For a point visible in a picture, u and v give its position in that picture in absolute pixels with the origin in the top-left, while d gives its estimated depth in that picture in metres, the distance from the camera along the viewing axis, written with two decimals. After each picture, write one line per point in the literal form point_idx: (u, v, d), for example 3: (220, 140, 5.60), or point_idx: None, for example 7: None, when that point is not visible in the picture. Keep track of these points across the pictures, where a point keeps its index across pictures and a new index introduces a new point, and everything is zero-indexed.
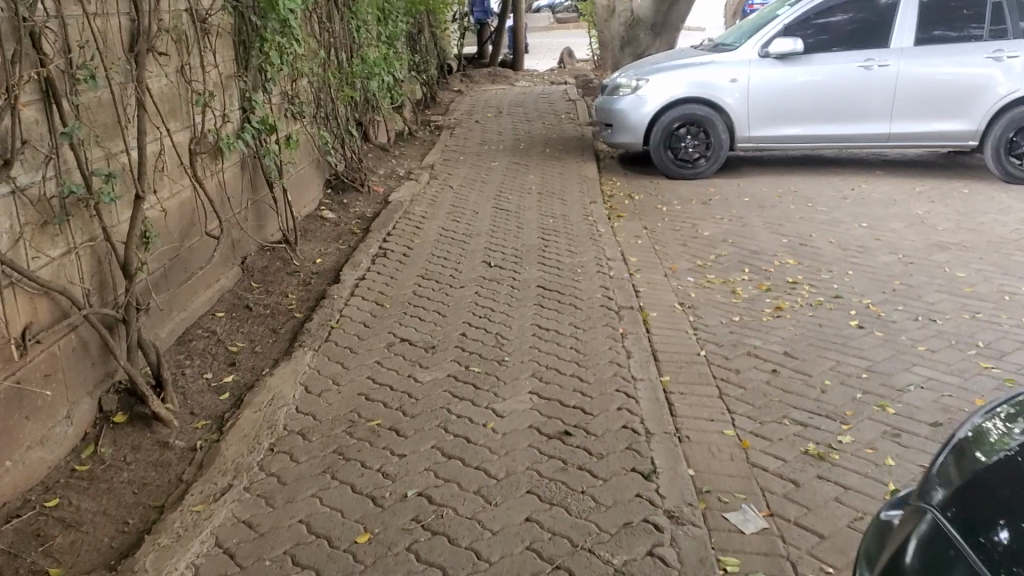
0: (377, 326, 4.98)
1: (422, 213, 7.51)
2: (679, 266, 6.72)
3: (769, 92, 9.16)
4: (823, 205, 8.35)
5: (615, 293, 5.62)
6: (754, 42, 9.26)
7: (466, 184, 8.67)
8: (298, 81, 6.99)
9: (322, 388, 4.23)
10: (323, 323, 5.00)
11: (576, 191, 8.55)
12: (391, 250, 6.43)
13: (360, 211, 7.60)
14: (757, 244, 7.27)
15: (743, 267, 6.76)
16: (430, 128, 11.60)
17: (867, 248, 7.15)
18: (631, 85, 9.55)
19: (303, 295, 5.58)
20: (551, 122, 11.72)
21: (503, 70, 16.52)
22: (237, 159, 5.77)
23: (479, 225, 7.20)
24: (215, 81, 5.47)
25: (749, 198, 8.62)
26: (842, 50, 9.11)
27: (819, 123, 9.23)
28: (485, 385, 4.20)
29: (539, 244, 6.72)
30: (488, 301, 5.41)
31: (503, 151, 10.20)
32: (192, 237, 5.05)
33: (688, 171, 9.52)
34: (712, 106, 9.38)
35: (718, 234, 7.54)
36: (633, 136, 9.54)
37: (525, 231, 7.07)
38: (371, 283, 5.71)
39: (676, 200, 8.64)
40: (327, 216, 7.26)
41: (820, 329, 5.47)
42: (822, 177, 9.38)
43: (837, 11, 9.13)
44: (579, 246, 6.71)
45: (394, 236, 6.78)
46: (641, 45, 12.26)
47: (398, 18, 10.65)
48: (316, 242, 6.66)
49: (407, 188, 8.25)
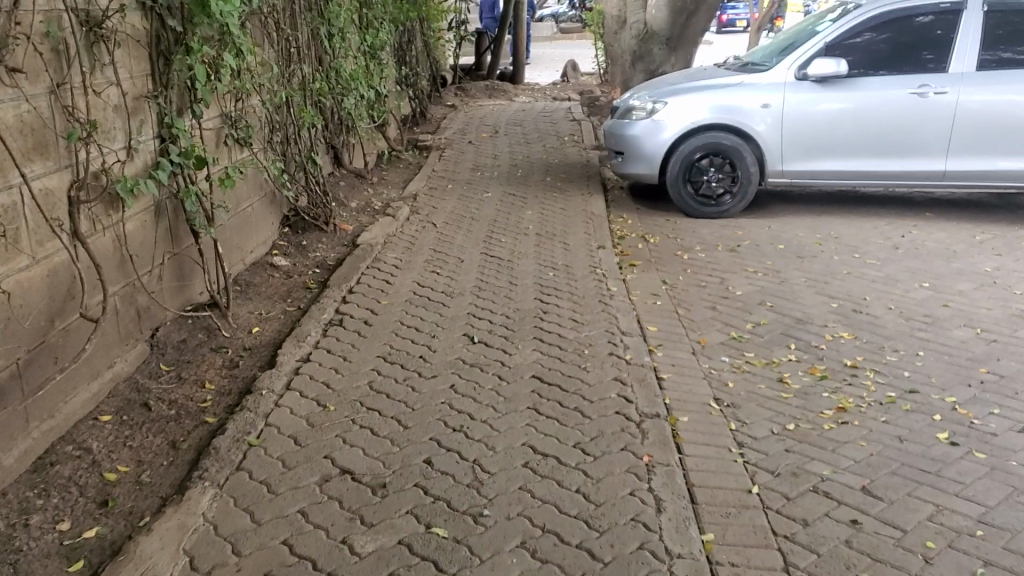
0: (311, 443, 3.64)
1: (396, 260, 6.20)
2: (710, 340, 5.43)
3: (807, 120, 7.90)
4: (871, 257, 7.08)
5: (633, 390, 4.27)
6: (788, 63, 8.01)
7: (453, 220, 7.40)
8: (248, 103, 5.71)
9: (215, 563, 2.91)
10: (237, 439, 3.64)
11: (581, 232, 7.27)
12: (349, 314, 5.09)
13: (322, 255, 6.29)
14: (801, 309, 5.98)
15: (787, 342, 5.50)
16: (417, 149, 10.32)
17: (935, 318, 5.88)
18: (645, 108, 8.28)
19: (225, 385, 4.23)
20: (553, 145, 10.44)
21: (502, 84, 15.27)
22: (147, 204, 4.41)
23: (464, 279, 5.87)
24: (116, 104, 4.12)
25: (785, 245, 7.35)
26: (892, 73, 7.86)
27: (864, 157, 7.96)
28: (451, 564, 2.90)
29: (536, 309, 5.36)
30: (466, 401, 4.05)
31: (498, 179, 8.92)
32: (68, 316, 3.72)
33: (710, 208, 8.21)
34: (738, 134, 8.12)
35: (753, 293, 6.25)
36: (649, 167, 8.27)
37: (519, 290, 5.72)
38: (317, 367, 4.37)
39: (698, 245, 7.36)
40: (278, 263, 5.92)
41: (902, 448, 4.23)
42: (865, 219, 8.10)
43: (886, 28, 7.88)
44: (585, 313, 5.36)
45: (355, 293, 5.44)
46: (654, 62, 11.00)
47: (382, 24, 9.39)
48: (257, 300, 5.30)
49: (380, 227, 6.90)
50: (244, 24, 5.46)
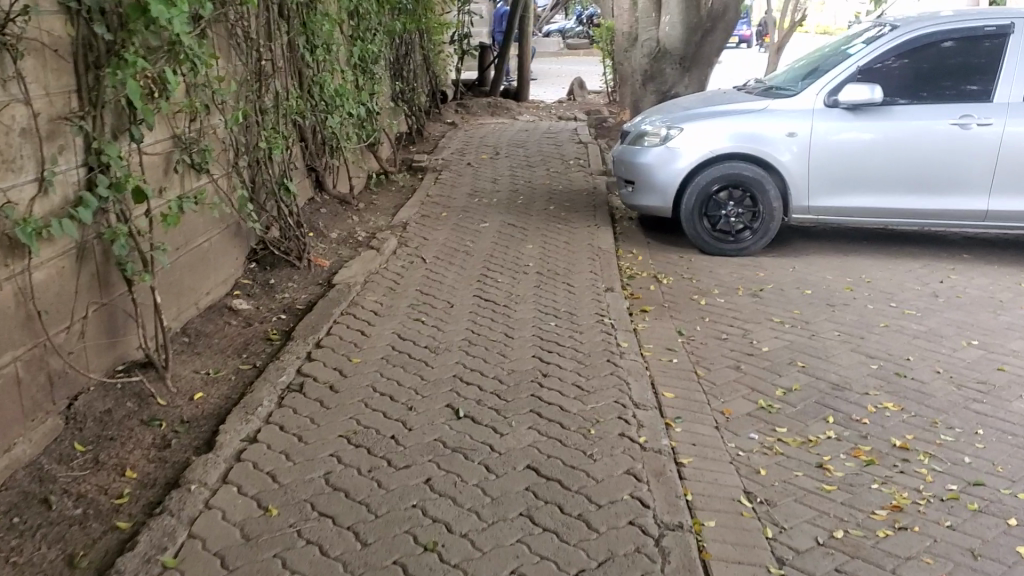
0: (242, 567, 2.92)
1: (377, 303, 5.46)
2: (735, 411, 4.67)
3: (835, 152, 7.21)
4: (909, 306, 6.34)
5: (649, 489, 3.50)
6: (816, 88, 7.32)
7: (444, 254, 6.67)
8: (205, 122, 5.05)
9: None
10: (148, 559, 2.93)
11: (587, 271, 6.53)
12: (314, 377, 4.35)
13: (293, 294, 5.55)
14: (837, 371, 5.23)
15: (823, 414, 4.74)
16: (411, 170, 9.61)
17: (992, 385, 5.10)
18: (659, 134, 7.61)
19: (150, 475, 3.54)
20: (557, 170, 9.73)
21: (505, 101, 14.60)
22: (66, 247, 3.74)
23: (453, 329, 5.12)
24: (23, 127, 3.49)
25: (812, 290, 6.63)
26: (930, 102, 7.17)
27: (897, 194, 7.26)
28: None
29: (534, 370, 4.59)
30: (444, 504, 3.31)
31: (497, 207, 8.21)
32: None
33: (729, 245, 7.49)
34: (760, 165, 7.42)
35: (781, 349, 5.50)
36: (660, 199, 7.57)
37: (516, 345, 4.95)
38: (263, 451, 3.68)
39: (715, 287, 6.63)
40: (238, 308, 5.24)
41: (976, 568, 3.45)
42: (898, 260, 7.37)
43: (923, 54, 7.23)
44: (592, 376, 4.58)
45: (324, 348, 4.70)
46: (666, 83, 10.33)
47: (375, 36, 8.76)
48: (206, 357, 4.61)
49: (362, 262, 6.17)
50: (197, 34, 4.82)
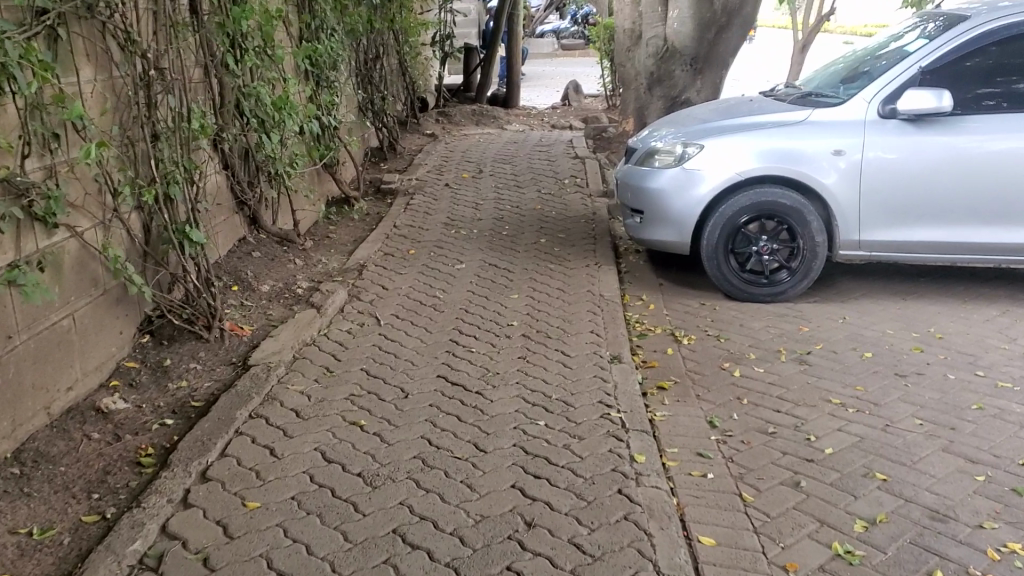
0: None
1: (304, 394, 4.04)
2: (803, 566, 3.23)
3: (894, 174, 5.80)
4: (1002, 375, 4.93)
5: None
6: (867, 95, 5.91)
7: (406, 309, 5.27)
8: (57, 157, 3.70)
9: None
10: None
11: (586, 331, 5.10)
12: (182, 542, 2.92)
13: (193, 383, 4.15)
14: (931, 487, 3.80)
15: (927, 566, 3.28)
16: (378, 194, 8.23)
17: None
18: (673, 152, 6.20)
19: None
20: (551, 191, 8.33)
21: (493, 108, 13.21)
22: None
23: (404, 437, 3.69)
24: None
25: (873, 353, 5.21)
26: (1008, 111, 5.77)
27: (970, 226, 5.86)
28: None
29: (514, 514, 3.16)
30: None
31: (477, 240, 6.82)
32: None
33: (763, 290, 6.07)
34: (799, 190, 6.01)
35: (849, 450, 4.09)
36: (677, 233, 6.15)
37: (489, 464, 3.51)
38: None
39: (751, 350, 5.21)
40: (110, 409, 3.83)
41: None
42: (970, 306, 5.96)
43: (995, 52, 5.84)
44: (597, 521, 3.15)
45: (210, 483, 3.26)
46: (675, 87, 8.92)
47: (333, 37, 7.40)
48: (38, 500, 3.18)
49: (295, 328, 4.76)
50: (29, 35, 3.47)
